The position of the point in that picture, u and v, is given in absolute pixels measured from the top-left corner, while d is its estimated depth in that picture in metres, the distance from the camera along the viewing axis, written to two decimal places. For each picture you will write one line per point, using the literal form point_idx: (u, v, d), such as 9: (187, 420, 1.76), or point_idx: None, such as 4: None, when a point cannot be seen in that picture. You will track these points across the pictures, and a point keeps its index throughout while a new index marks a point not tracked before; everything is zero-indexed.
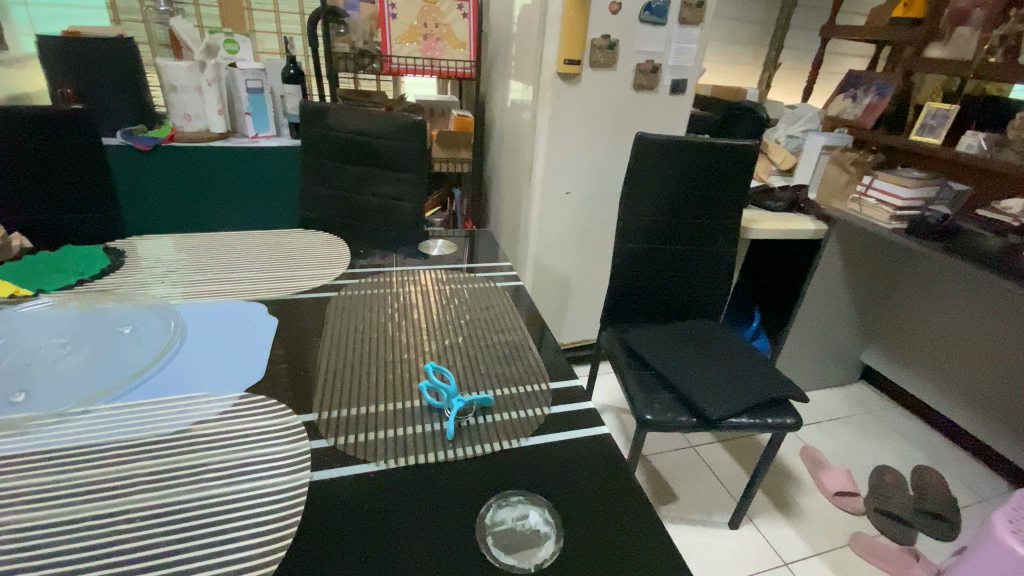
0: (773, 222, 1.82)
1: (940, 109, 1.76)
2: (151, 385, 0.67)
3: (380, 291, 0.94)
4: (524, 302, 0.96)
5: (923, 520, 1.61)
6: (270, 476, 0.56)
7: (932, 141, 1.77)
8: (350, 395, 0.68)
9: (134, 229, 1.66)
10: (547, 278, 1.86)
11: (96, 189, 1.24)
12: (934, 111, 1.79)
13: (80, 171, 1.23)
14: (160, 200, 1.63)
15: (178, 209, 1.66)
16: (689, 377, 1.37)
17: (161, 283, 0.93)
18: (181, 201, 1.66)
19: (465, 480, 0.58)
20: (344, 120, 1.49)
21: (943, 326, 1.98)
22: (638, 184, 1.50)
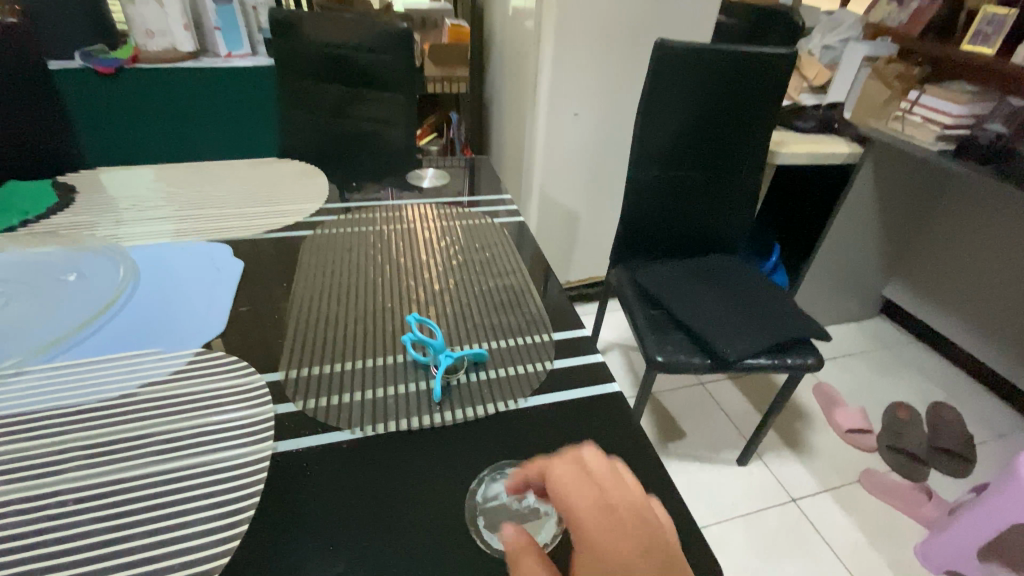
0: (804, 145, 1.65)
1: (997, 14, 1.51)
2: (96, 340, 0.59)
3: (361, 228, 0.83)
4: (527, 240, 0.85)
5: (936, 457, 1.58)
6: (227, 446, 0.48)
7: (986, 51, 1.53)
8: (323, 350, 0.59)
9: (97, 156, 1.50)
10: (553, 210, 1.72)
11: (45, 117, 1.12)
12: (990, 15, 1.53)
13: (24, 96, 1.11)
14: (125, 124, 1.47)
15: (147, 135, 1.51)
16: (705, 317, 1.28)
17: (115, 222, 0.82)
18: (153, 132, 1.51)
19: (453, 450, 0.50)
20: (322, 31, 1.30)
21: (977, 258, 1.85)
22: (656, 103, 1.33)
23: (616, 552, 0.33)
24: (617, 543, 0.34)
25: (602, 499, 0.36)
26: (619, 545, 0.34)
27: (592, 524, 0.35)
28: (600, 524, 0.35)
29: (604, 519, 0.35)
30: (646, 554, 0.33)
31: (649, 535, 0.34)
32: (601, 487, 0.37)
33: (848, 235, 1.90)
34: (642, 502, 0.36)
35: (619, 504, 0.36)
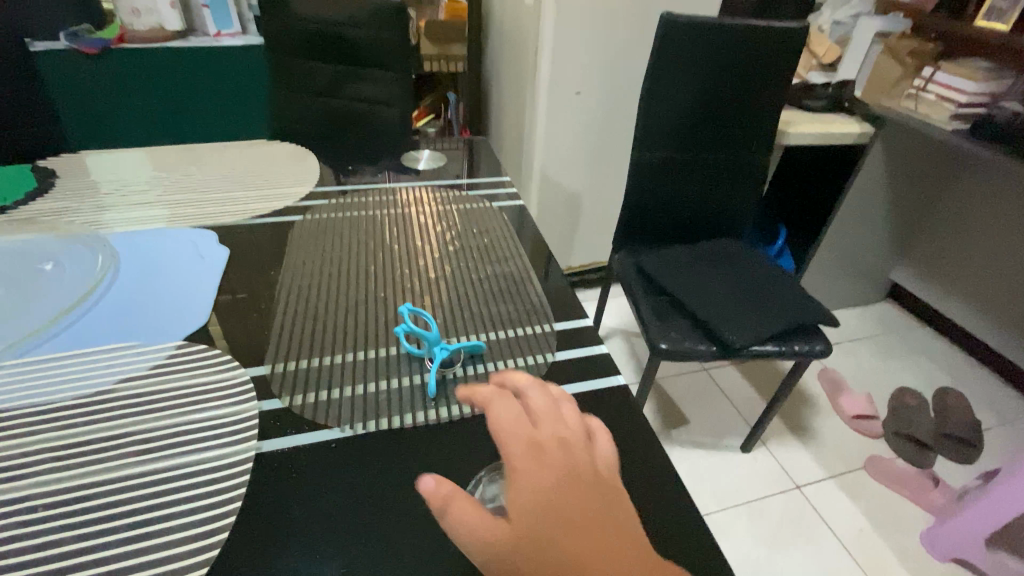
0: (813, 124, 1.59)
1: None
2: (72, 333, 0.56)
3: (353, 213, 0.79)
4: (527, 224, 0.81)
5: (942, 443, 1.56)
6: (208, 447, 0.45)
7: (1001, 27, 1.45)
8: (311, 342, 0.56)
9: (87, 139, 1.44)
10: (554, 193, 1.67)
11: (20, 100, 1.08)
12: None
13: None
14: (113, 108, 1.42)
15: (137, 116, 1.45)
16: (709, 302, 1.25)
17: (96, 208, 0.78)
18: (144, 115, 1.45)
19: (449, 447, 0.47)
20: (313, 6, 1.25)
21: (988, 241, 1.81)
22: (661, 81, 1.27)
23: (544, 482, 0.34)
24: (546, 474, 0.34)
25: (536, 434, 0.36)
26: (547, 477, 0.34)
27: (524, 456, 0.35)
28: (525, 458, 0.35)
29: (530, 454, 0.35)
30: (567, 483, 0.34)
31: (578, 468, 0.35)
32: (533, 424, 0.37)
33: (856, 218, 1.86)
34: (575, 437, 0.37)
35: (552, 437, 0.36)
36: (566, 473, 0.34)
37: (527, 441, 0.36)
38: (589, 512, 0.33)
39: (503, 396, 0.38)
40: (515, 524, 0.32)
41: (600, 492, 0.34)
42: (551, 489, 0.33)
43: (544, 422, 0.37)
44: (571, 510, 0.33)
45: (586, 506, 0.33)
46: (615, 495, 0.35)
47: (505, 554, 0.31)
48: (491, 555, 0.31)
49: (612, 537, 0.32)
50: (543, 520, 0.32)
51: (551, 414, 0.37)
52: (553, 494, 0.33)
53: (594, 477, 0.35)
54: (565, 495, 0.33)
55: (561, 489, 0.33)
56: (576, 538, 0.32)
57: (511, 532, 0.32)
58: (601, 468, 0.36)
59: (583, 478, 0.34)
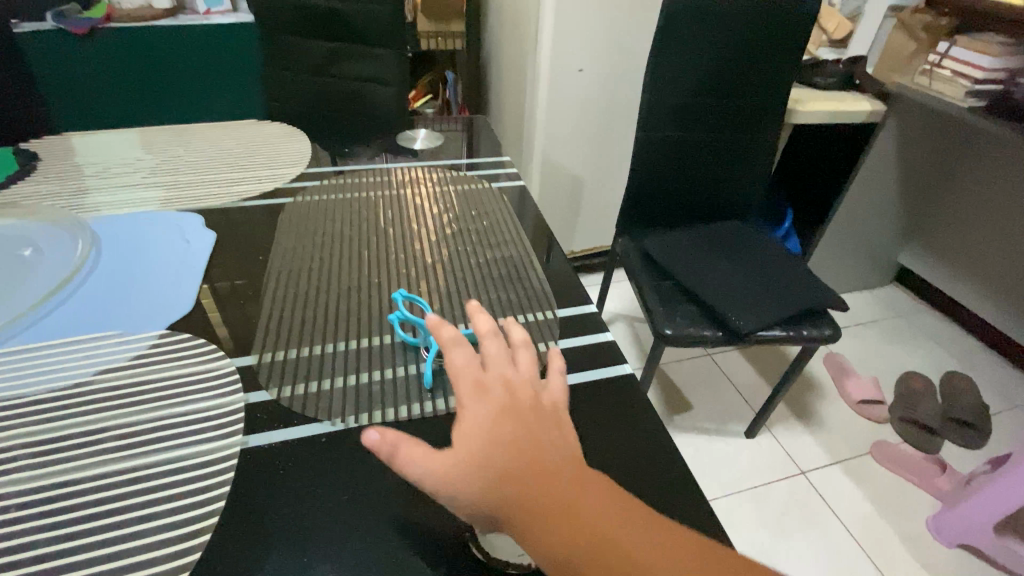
0: (824, 102, 1.54)
1: None
2: (50, 322, 0.53)
3: (347, 195, 0.76)
4: (528, 206, 0.78)
5: (949, 428, 1.54)
6: (189, 442, 0.42)
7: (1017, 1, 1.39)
8: (301, 330, 0.53)
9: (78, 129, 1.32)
10: (556, 174, 1.63)
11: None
12: None
13: None
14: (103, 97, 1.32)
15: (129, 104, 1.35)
16: (715, 288, 1.21)
17: (79, 191, 0.75)
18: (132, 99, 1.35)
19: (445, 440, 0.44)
20: None
21: (1000, 222, 1.77)
22: (666, 56, 1.22)
23: (489, 416, 0.38)
24: (492, 409, 0.38)
25: (483, 376, 0.40)
26: (492, 411, 0.38)
27: (472, 394, 0.39)
28: (470, 394, 0.39)
29: (475, 390, 0.39)
30: (509, 415, 0.38)
31: (522, 404, 0.39)
32: (482, 368, 0.41)
33: (865, 199, 1.81)
34: (521, 377, 0.41)
35: (499, 378, 0.40)
36: (508, 408, 0.38)
37: (475, 383, 0.40)
38: (530, 440, 0.37)
39: (456, 343, 0.42)
40: (462, 452, 0.36)
41: (542, 422, 0.39)
42: (497, 422, 0.37)
43: (492, 365, 0.41)
44: (515, 436, 0.37)
45: (528, 434, 0.37)
46: (557, 425, 0.39)
47: (453, 478, 0.35)
48: (442, 480, 0.35)
49: (550, 459, 0.36)
50: (488, 446, 0.36)
51: (500, 357, 0.41)
52: (497, 425, 0.37)
53: (535, 408, 0.39)
54: (507, 426, 0.37)
55: (503, 421, 0.37)
56: (516, 460, 0.35)
57: (457, 458, 0.36)
58: (545, 404, 0.40)
59: (526, 412, 0.38)
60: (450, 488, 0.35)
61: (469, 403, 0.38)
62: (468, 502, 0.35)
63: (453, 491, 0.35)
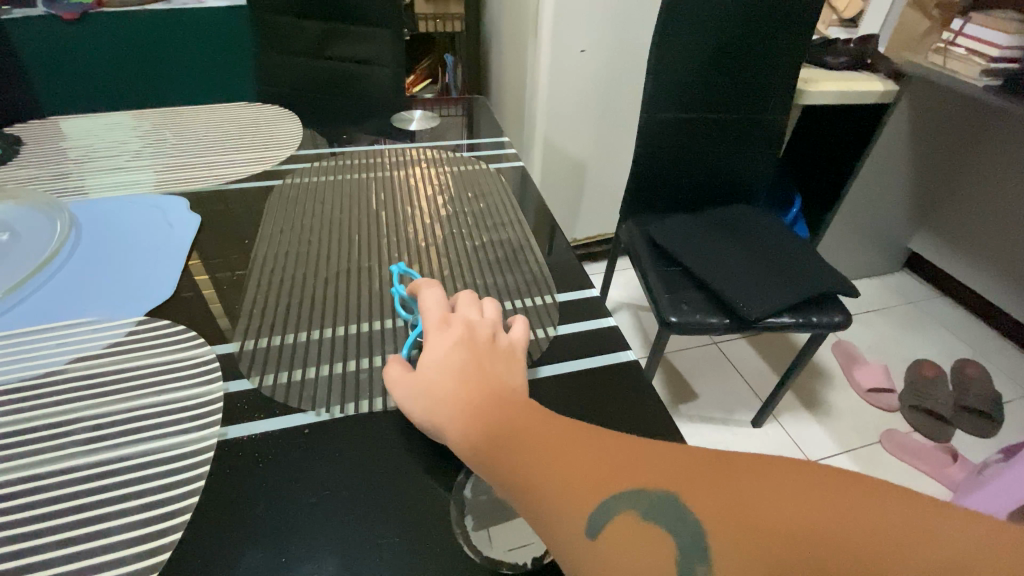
0: (834, 81, 1.49)
1: None
2: (24, 308, 0.51)
3: (339, 178, 0.73)
4: (527, 187, 0.75)
5: (961, 417, 1.51)
6: (163, 433, 0.40)
7: None
8: (285, 317, 0.50)
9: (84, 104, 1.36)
10: (558, 160, 1.59)
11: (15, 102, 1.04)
12: None
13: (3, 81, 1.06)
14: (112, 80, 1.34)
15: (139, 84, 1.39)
16: (718, 270, 1.19)
17: (64, 175, 0.73)
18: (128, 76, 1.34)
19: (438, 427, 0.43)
20: None
21: (1015, 205, 1.72)
22: (670, 29, 1.17)
23: (447, 345, 0.42)
24: (450, 342, 0.42)
25: (449, 317, 0.45)
26: (450, 342, 0.42)
27: (435, 329, 0.43)
28: (434, 327, 0.44)
29: (438, 325, 0.44)
30: (465, 346, 0.42)
31: (478, 339, 0.43)
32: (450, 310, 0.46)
33: (875, 182, 1.77)
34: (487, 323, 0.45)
35: (463, 320, 0.44)
36: (466, 344, 0.42)
37: (440, 320, 0.44)
38: (477, 367, 0.40)
39: (433, 287, 0.48)
40: (419, 377, 0.41)
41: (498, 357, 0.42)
42: (453, 353, 0.41)
43: (462, 310, 0.46)
44: (464, 361, 0.40)
45: (477, 365, 0.41)
46: (510, 362, 0.42)
47: (411, 400, 0.40)
48: (403, 398, 0.40)
49: (492, 385, 0.39)
50: (441, 374, 0.40)
51: (469, 304, 0.46)
52: (451, 355, 0.41)
53: (491, 344, 0.43)
54: (460, 356, 0.41)
55: (460, 351, 0.41)
56: (459, 384, 0.39)
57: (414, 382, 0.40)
58: (503, 345, 0.43)
59: (482, 348, 0.42)
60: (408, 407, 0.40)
61: (431, 337, 0.43)
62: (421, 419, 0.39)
63: (411, 411, 0.40)
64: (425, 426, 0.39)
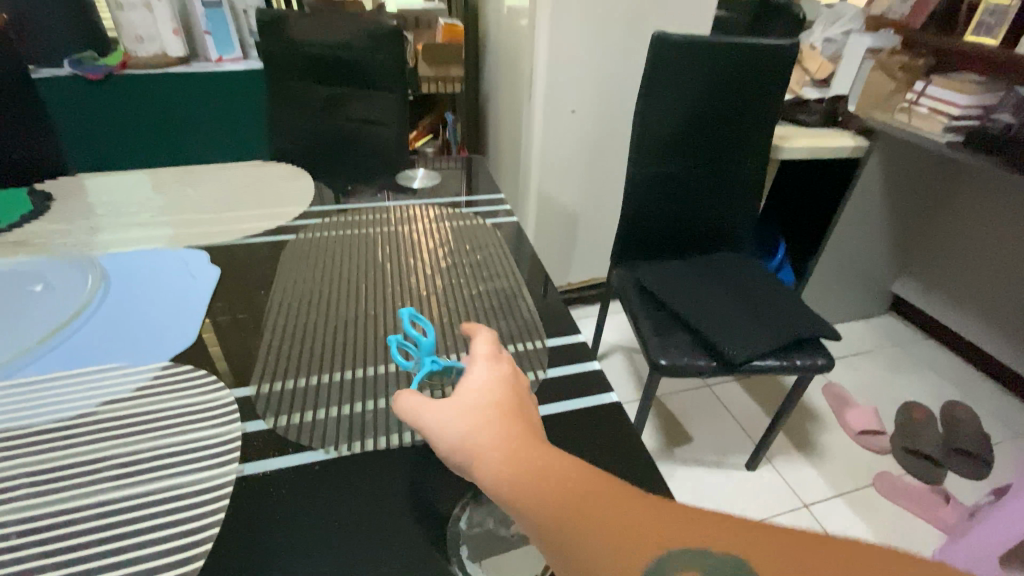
0: (807, 138, 1.60)
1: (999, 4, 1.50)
2: (58, 354, 0.55)
3: (348, 232, 0.79)
4: (520, 241, 0.81)
5: (952, 458, 1.53)
6: (186, 469, 0.44)
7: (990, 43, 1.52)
8: (298, 362, 0.55)
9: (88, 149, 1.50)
10: (552, 210, 1.68)
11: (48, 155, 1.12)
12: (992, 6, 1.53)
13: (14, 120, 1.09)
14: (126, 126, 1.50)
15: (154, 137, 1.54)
16: (707, 316, 1.24)
17: (91, 229, 0.79)
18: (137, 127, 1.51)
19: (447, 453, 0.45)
20: (307, 31, 1.28)
21: (990, 251, 1.80)
22: (665, 84, 1.27)
23: (492, 377, 0.46)
24: (495, 376, 0.46)
25: (501, 353, 0.49)
26: (496, 376, 0.46)
27: (487, 359, 0.48)
28: (483, 360, 0.48)
29: (488, 358, 0.48)
30: (508, 383, 0.46)
31: (519, 382, 0.47)
32: (496, 347, 0.50)
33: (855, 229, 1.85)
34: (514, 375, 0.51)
35: (510, 362, 0.49)
36: (505, 378, 0.46)
37: (488, 354, 0.49)
38: (517, 405, 0.44)
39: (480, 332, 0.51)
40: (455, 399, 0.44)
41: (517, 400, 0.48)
42: (497, 386, 0.45)
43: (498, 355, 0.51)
44: (506, 396, 0.44)
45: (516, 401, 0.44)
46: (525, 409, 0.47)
47: (444, 417, 0.43)
48: (435, 417, 0.43)
49: (528, 424, 0.43)
50: (480, 400, 0.44)
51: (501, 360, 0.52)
52: (494, 387, 0.45)
53: (528, 389, 0.47)
54: (500, 387, 0.45)
55: (499, 382, 0.45)
56: (499, 414, 0.43)
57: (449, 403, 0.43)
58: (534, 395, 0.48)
59: (522, 390, 0.46)
60: (438, 425, 0.43)
61: (478, 366, 0.47)
62: (450, 435, 0.42)
63: (440, 428, 0.43)
64: (452, 442, 0.42)
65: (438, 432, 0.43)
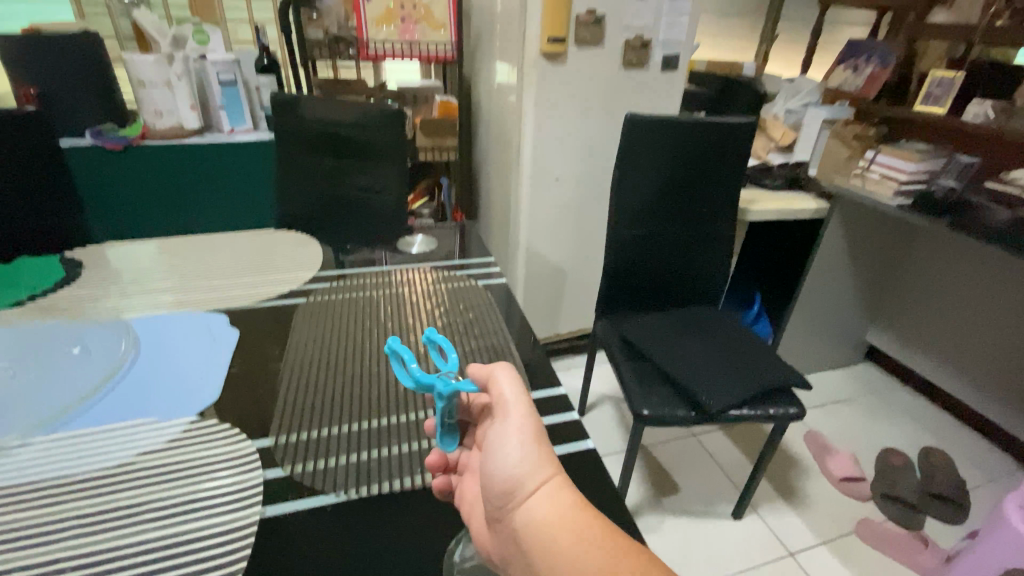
0: (773, 202, 1.74)
1: (945, 77, 1.68)
2: (97, 410, 0.62)
3: (352, 295, 0.89)
4: (509, 301, 0.90)
5: (931, 504, 1.58)
6: (215, 513, 0.50)
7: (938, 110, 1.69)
8: (312, 416, 0.62)
9: (104, 210, 1.61)
10: (540, 266, 1.79)
11: (63, 218, 1.15)
12: (937, 78, 1.71)
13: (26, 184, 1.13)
14: (141, 190, 1.62)
15: (166, 200, 1.66)
16: (686, 368, 1.32)
17: (119, 294, 0.87)
18: (152, 190, 1.63)
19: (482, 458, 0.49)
20: (317, 110, 1.43)
21: (953, 302, 1.92)
22: (651, 150, 1.41)
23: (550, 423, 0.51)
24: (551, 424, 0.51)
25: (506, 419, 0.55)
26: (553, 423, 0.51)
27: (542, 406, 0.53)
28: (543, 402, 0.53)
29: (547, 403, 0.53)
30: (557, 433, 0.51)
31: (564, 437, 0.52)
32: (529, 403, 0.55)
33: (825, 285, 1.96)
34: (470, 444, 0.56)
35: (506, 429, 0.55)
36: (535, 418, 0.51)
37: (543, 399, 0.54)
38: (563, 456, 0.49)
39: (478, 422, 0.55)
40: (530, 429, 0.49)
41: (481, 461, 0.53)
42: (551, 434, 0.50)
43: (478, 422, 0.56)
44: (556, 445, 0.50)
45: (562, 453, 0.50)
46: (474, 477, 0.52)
47: (523, 435, 0.49)
48: (514, 429, 0.49)
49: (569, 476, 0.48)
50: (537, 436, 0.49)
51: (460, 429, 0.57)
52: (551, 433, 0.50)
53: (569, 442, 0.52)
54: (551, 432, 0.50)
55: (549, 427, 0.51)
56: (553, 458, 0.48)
57: (537, 429, 0.49)
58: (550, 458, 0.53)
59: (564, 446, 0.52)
60: (510, 439, 0.49)
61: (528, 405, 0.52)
62: (517, 459, 0.47)
63: (510, 447, 0.48)
64: (514, 466, 0.47)
65: (510, 442, 0.48)
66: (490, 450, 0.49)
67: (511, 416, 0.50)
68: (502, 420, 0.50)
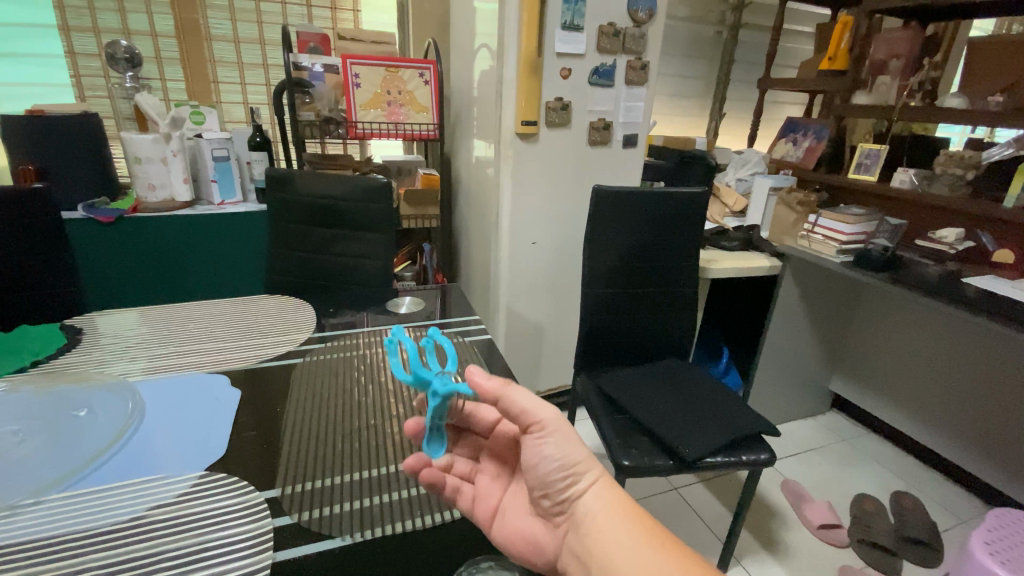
0: (730, 261, 1.88)
1: (872, 149, 1.91)
2: (108, 469, 0.65)
3: (347, 353, 0.95)
4: (493, 357, 0.97)
5: (905, 547, 1.62)
6: (229, 558, 0.53)
7: (869, 178, 1.92)
8: (317, 467, 0.66)
9: (90, 281, 1.64)
10: (519, 325, 1.88)
11: (55, 287, 1.18)
12: (867, 151, 1.94)
13: (13, 256, 1.15)
14: (130, 260, 1.66)
15: (154, 270, 1.71)
16: (664, 420, 1.38)
17: (120, 359, 0.90)
18: (140, 260, 1.68)
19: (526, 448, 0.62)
20: (308, 184, 1.53)
21: (905, 352, 2.06)
22: (618, 217, 1.56)
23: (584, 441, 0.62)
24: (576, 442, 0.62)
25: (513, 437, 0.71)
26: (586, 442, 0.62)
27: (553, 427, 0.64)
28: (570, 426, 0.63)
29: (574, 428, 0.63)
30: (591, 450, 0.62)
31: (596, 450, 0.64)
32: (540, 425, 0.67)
33: (788, 338, 2.08)
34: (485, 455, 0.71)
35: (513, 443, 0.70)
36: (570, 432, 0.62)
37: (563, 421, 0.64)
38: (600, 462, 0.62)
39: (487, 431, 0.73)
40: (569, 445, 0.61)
41: (495, 469, 0.69)
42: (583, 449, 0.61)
43: (495, 436, 0.72)
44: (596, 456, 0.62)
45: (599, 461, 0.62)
46: (495, 484, 0.67)
47: (560, 446, 0.61)
48: (554, 444, 0.61)
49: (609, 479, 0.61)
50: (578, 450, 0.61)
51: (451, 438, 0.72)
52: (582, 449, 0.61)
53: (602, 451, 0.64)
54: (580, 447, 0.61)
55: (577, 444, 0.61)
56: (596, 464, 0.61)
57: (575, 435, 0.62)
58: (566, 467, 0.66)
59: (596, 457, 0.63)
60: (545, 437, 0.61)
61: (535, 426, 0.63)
62: (569, 464, 0.60)
63: (561, 458, 0.60)
64: (566, 470, 0.60)
65: (555, 452, 0.61)
66: (535, 449, 0.61)
67: (549, 431, 0.61)
68: (542, 434, 0.61)
